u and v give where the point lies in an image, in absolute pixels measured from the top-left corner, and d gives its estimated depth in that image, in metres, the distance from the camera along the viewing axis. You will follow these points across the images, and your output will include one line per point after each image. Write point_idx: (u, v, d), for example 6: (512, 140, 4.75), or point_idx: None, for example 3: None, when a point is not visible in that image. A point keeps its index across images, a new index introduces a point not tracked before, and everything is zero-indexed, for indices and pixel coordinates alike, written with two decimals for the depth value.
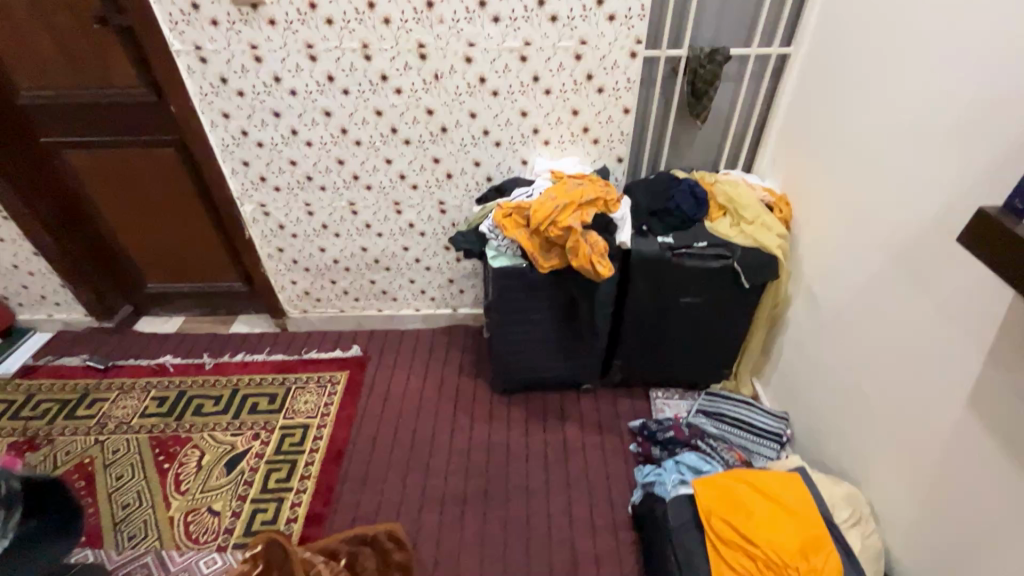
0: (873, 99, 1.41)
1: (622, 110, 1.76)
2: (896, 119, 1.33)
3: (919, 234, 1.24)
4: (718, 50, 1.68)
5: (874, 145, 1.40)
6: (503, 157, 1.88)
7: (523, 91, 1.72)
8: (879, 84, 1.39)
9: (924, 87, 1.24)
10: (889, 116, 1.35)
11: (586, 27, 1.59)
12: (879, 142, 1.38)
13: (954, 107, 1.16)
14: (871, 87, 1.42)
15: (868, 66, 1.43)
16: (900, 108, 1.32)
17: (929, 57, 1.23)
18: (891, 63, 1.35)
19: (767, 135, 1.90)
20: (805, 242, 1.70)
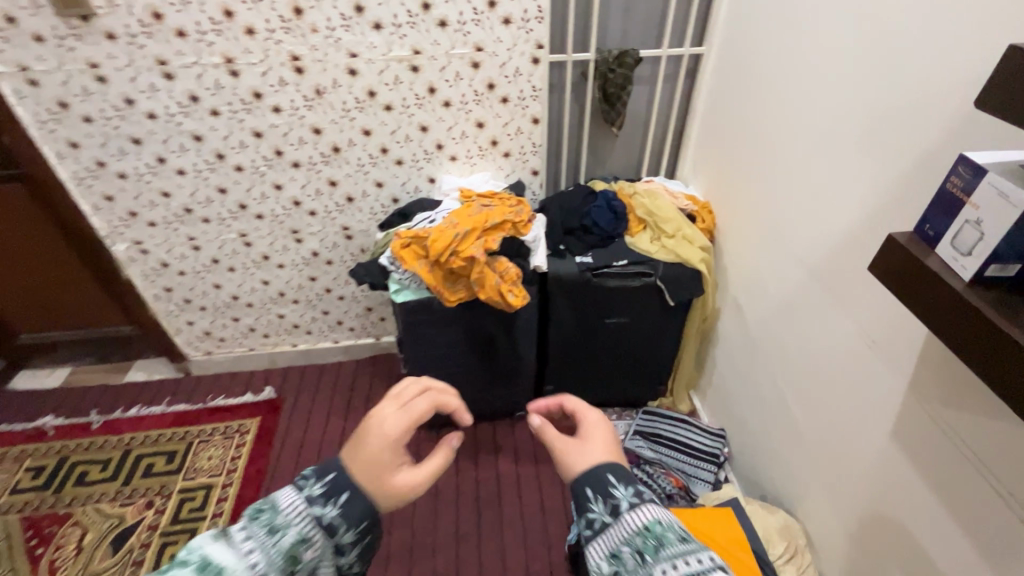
0: (785, 102, 1.32)
1: (530, 120, 1.62)
2: (806, 124, 1.24)
3: (833, 249, 1.15)
4: (627, 52, 1.56)
5: (787, 151, 1.31)
6: (407, 177, 1.71)
7: (419, 104, 1.55)
8: (790, 86, 1.30)
9: (832, 91, 1.15)
10: (799, 121, 1.26)
11: (481, 32, 1.43)
12: (792, 149, 1.29)
13: (861, 112, 1.07)
14: (782, 89, 1.33)
15: (779, 67, 1.34)
16: (810, 112, 1.23)
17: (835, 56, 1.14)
18: (800, 64, 1.26)
19: (688, 139, 1.80)
20: (729, 253, 1.62)
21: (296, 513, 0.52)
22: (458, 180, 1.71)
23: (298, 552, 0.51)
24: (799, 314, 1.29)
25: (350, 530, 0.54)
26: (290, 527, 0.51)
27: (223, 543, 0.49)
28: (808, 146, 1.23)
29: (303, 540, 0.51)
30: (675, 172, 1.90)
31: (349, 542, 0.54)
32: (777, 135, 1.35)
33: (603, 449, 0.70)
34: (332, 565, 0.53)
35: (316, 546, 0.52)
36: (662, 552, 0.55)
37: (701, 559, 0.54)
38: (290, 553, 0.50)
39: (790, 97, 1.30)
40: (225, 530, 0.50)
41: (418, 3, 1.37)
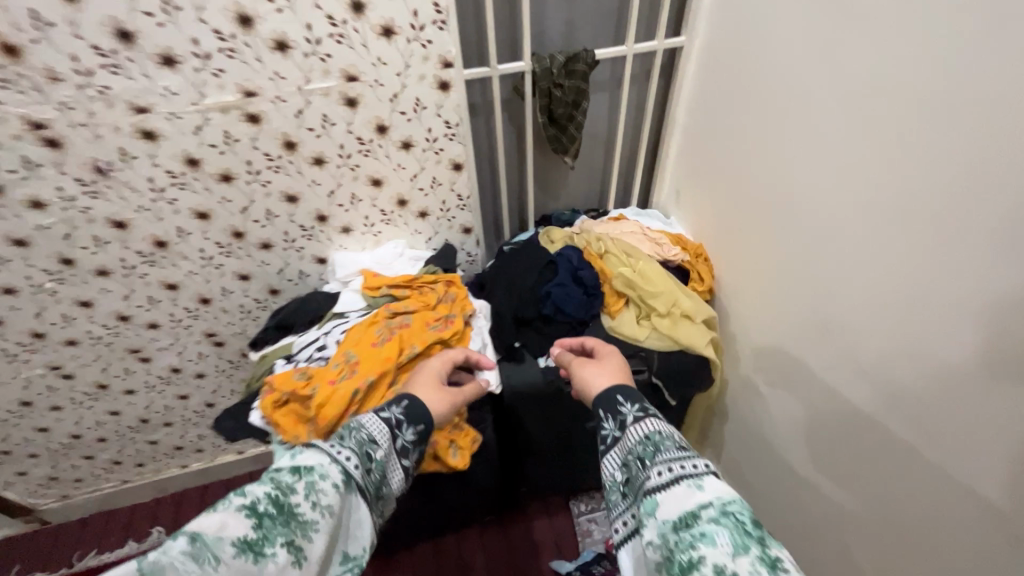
0: (824, 132, 0.87)
1: (450, 167, 1.12)
2: (869, 175, 0.80)
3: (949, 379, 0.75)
4: (577, 56, 1.07)
5: (831, 207, 0.88)
6: (283, 262, 1.18)
7: (274, 167, 1.01)
8: (833, 108, 0.84)
9: (919, 131, 0.71)
10: (855, 166, 0.82)
11: (349, 52, 0.89)
12: (842, 207, 0.86)
13: (986, 181, 0.65)
14: (817, 112, 0.87)
15: (814, 75, 0.87)
16: (874, 158, 0.79)
17: (927, 75, 0.69)
18: (852, 77, 0.80)
19: (664, 157, 1.34)
20: (737, 318, 1.21)
21: (371, 425, 0.76)
22: (360, 259, 1.20)
23: (369, 450, 0.73)
24: (866, 441, 0.91)
25: (407, 431, 0.79)
26: (361, 434, 0.74)
27: (311, 450, 0.68)
28: (876, 210, 0.80)
29: (372, 442, 0.74)
30: (649, 196, 1.46)
31: (407, 441, 0.79)
32: (811, 177, 0.91)
33: (612, 376, 0.88)
34: (398, 459, 0.77)
35: (383, 447, 0.75)
36: (659, 459, 0.70)
37: (693, 464, 0.68)
38: (363, 452, 0.72)
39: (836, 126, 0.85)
40: (308, 445, 0.69)
41: (231, 17, 0.81)
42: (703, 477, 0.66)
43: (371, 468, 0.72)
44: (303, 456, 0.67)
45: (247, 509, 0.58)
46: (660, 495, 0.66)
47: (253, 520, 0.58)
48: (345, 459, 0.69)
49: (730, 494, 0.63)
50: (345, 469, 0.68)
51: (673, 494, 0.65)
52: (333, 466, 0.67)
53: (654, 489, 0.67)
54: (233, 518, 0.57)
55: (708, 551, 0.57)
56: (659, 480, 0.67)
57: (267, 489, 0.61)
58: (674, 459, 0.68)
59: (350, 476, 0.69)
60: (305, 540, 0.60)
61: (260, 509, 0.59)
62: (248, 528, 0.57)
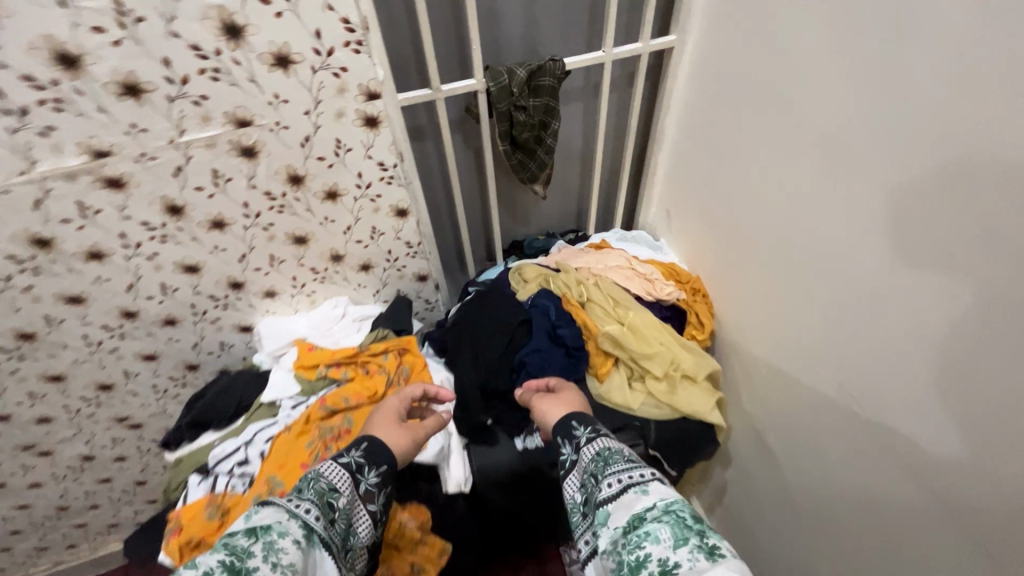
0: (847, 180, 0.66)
1: (392, 214, 0.90)
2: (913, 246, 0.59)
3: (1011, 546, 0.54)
4: (540, 70, 0.84)
5: (859, 277, 0.67)
6: (198, 336, 0.97)
7: (161, 237, 0.78)
8: (863, 149, 0.63)
9: (998, 206, 0.49)
10: (893, 231, 0.61)
11: (234, 91, 0.66)
12: (874, 282, 0.65)
13: None
14: (841, 152, 0.66)
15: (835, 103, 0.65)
16: (923, 228, 0.57)
17: (1013, 123, 0.46)
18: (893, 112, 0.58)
19: (653, 173, 1.14)
20: (741, 369, 1.03)
21: (331, 472, 0.64)
22: (297, 324, 0.99)
23: (331, 501, 0.61)
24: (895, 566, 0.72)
25: (372, 473, 0.67)
26: (319, 483, 0.62)
27: (268, 508, 0.56)
28: (922, 294, 0.59)
29: (334, 489, 0.62)
30: (636, 214, 1.26)
31: (373, 484, 0.67)
32: (830, 235, 0.70)
33: (564, 402, 0.82)
34: (364, 505, 0.65)
35: (346, 494, 0.63)
36: (609, 470, 0.64)
37: (640, 472, 0.63)
38: (324, 501, 0.60)
39: None
40: (265, 504, 0.57)
41: (47, 59, 0.57)
42: (648, 483, 0.61)
43: (335, 519, 0.60)
44: (259, 515, 0.54)
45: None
46: (611, 505, 0.61)
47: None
48: (304, 512, 0.57)
49: (672, 496, 0.59)
50: (305, 524, 0.56)
51: (622, 501, 0.60)
52: (294, 522, 0.55)
53: (606, 500, 0.62)
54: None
55: (653, 548, 0.54)
56: (611, 490, 0.63)
57: (220, 558, 0.48)
58: (622, 470, 0.64)
59: (314, 531, 0.56)
60: None
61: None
62: None
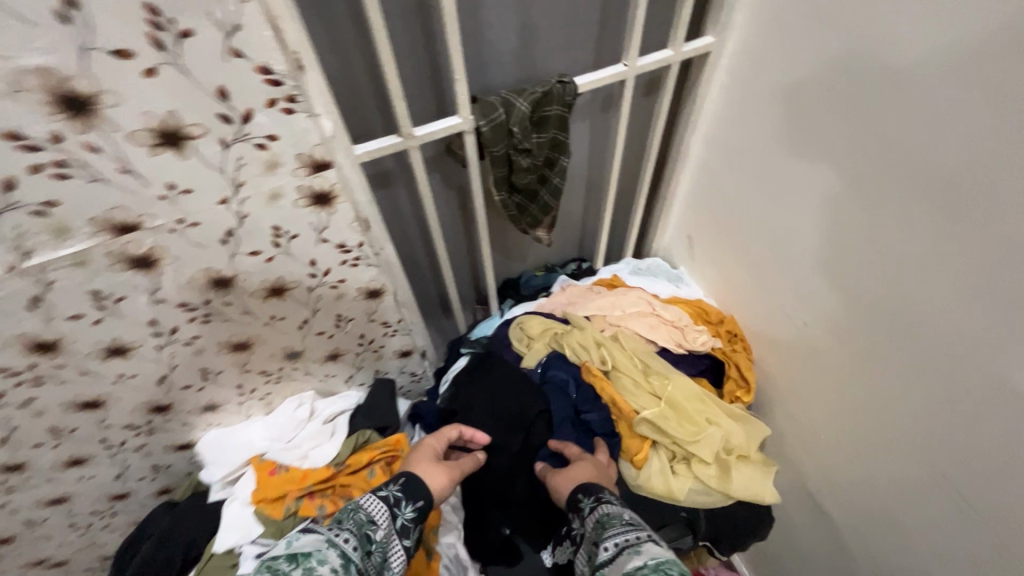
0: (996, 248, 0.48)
1: (361, 296, 0.68)
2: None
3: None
4: (545, 97, 0.63)
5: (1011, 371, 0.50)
6: (121, 467, 0.74)
7: (34, 380, 0.55)
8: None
9: None
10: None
11: (100, 188, 0.42)
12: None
13: None
14: (991, 210, 0.47)
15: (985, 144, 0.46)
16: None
17: None
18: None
19: (670, 195, 0.95)
20: (791, 427, 0.88)
21: (370, 502, 0.53)
22: (253, 436, 0.78)
23: (369, 532, 0.50)
24: None
25: (411, 507, 0.54)
26: (358, 514, 0.51)
27: (308, 532, 0.47)
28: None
29: (372, 522, 0.51)
30: (648, 238, 1.07)
31: (410, 518, 0.54)
32: (963, 312, 0.52)
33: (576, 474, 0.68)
34: (399, 539, 0.52)
35: (385, 526, 0.51)
36: (607, 532, 0.53)
37: (635, 533, 0.52)
38: (363, 531, 0.49)
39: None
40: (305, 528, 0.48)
41: None
42: (644, 545, 0.50)
43: (372, 553, 0.49)
44: (301, 540, 0.46)
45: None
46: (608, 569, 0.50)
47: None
48: (343, 541, 0.47)
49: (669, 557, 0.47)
50: (344, 555, 0.46)
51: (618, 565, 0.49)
52: (333, 549, 0.46)
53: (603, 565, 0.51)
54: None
55: None
56: (607, 554, 0.51)
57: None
58: (617, 530, 0.53)
59: (353, 563, 0.46)
60: None
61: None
62: None
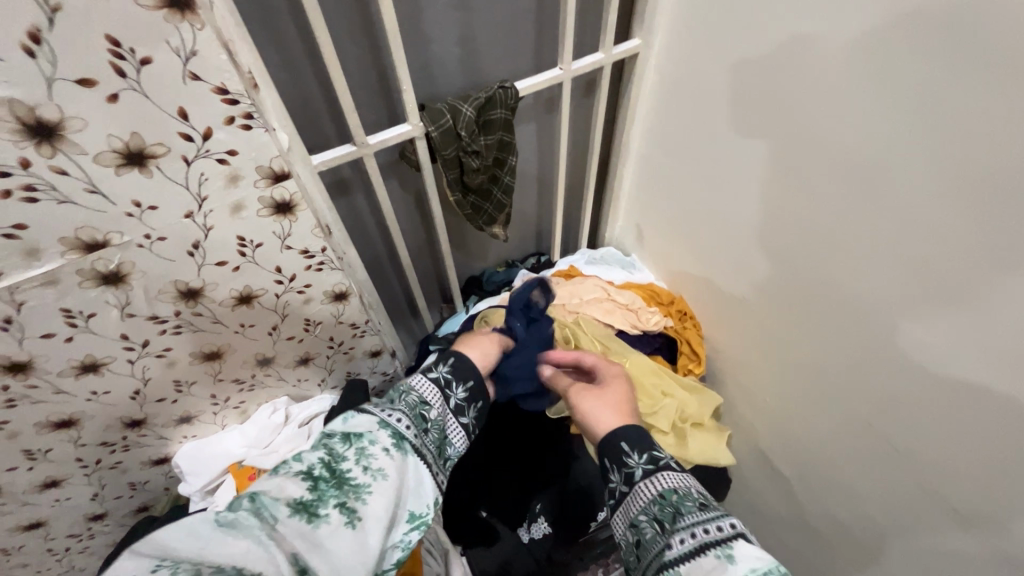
0: (879, 214, 0.56)
1: (328, 299, 0.71)
2: (983, 296, 0.49)
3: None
4: (490, 99, 0.67)
5: (904, 319, 0.57)
6: (98, 486, 0.75)
7: (6, 402, 0.56)
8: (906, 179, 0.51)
9: None
10: (952, 281, 0.51)
11: (68, 210, 0.44)
12: (924, 324, 0.55)
13: None
14: (874, 181, 0.54)
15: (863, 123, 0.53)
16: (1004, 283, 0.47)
17: None
18: (956, 137, 0.46)
19: (617, 186, 1.01)
20: (741, 390, 0.95)
21: (420, 384, 0.55)
22: (229, 445, 0.80)
23: (422, 413, 0.52)
24: None
25: (461, 390, 0.57)
26: (410, 395, 0.53)
27: (360, 414, 0.49)
28: (998, 351, 0.50)
29: (423, 402, 0.53)
30: (601, 229, 1.13)
31: (462, 400, 0.57)
32: (864, 273, 0.59)
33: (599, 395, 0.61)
34: (456, 418, 0.55)
35: (438, 407, 0.54)
36: (682, 521, 0.45)
37: (717, 523, 0.43)
38: (416, 412, 0.51)
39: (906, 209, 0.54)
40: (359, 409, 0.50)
41: None
42: (733, 541, 0.42)
43: (428, 432, 0.51)
44: (356, 419, 0.48)
45: (303, 473, 0.41)
46: (683, 568, 0.42)
47: (308, 483, 0.40)
48: (395, 420, 0.49)
49: (766, 561, 0.40)
50: (397, 434, 0.48)
51: (699, 562, 0.41)
52: (384, 430, 0.47)
53: (676, 561, 0.43)
54: (287, 479, 0.40)
55: None
56: (683, 547, 0.43)
57: (319, 454, 0.43)
58: (698, 520, 0.44)
59: (407, 441, 0.48)
60: (363, 504, 0.41)
61: (314, 474, 0.41)
62: (300, 487, 0.40)
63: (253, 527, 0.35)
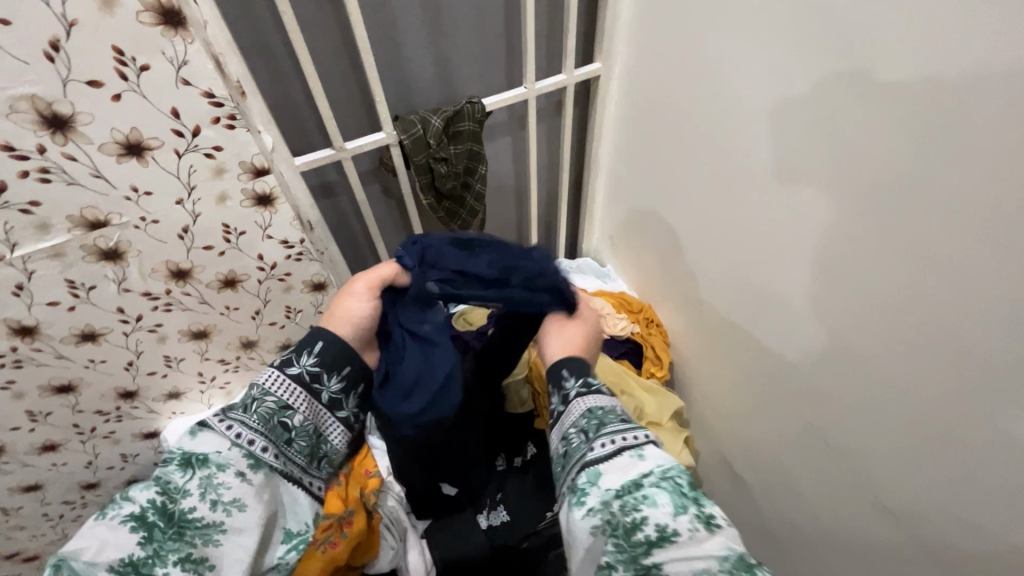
0: (808, 215, 0.61)
1: (307, 288, 0.78)
2: (893, 288, 0.55)
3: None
4: (459, 114, 0.76)
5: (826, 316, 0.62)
6: (92, 454, 0.82)
7: (14, 363, 0.63)
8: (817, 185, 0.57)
9: (973, 265, 0.47)
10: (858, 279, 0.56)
11: (75, 191, 0.52)
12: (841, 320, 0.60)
13: None
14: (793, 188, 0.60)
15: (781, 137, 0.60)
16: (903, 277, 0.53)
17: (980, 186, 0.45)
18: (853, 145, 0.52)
19: (591, 200, 1.08)
20: (703, 395, 1.00)
21: (278, 385, 0.56)
22: None
23: (283, 420, 0.56)
24: None
25: (334, 381, 0.59)
26: (267, 400, 0.55)
27: (204, 432, 0.54)
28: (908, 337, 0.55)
29: (286, 408, 0.56)
30: (578, 241, 1.20)
31: (335, 392, 0.59)
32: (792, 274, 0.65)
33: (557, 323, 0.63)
34: (331, 413, 0.60)
35: (303, 411, 0.57)
36: (605, 429, 0.54)
37: (632, 432, 0.54)
38: (274, 422, 0.55)
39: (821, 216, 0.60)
40: (205, 423, 0.55)
41: None
42: (644, 446, 0.53)
43: (290, 441, 0.57)
44: (200, 441, 0.53)
45: (132, 519, 0.48)
46: (603, 466, 0.52)
47: (141, 533, 0.48)
48: (247, 443, 0.53)
49: (669, 460, 0.53)
50: (250, 454, 0.53)
51: (615, 462, 0.52)
52: (235, 452, 0.53)
53: (598, 460, 0.52)
54: (120, 531, 0.48)
55: (651, 513, 0.48)
56: (604, 450, 0.53)
57: (152, 492, 0.50)
58: (623, 427, 0.54)
59: (264, 461, 0.54)
60: (209, 545, 0.50)
61: (149, 520, 0.49)
62: (134, 543, 0.48)
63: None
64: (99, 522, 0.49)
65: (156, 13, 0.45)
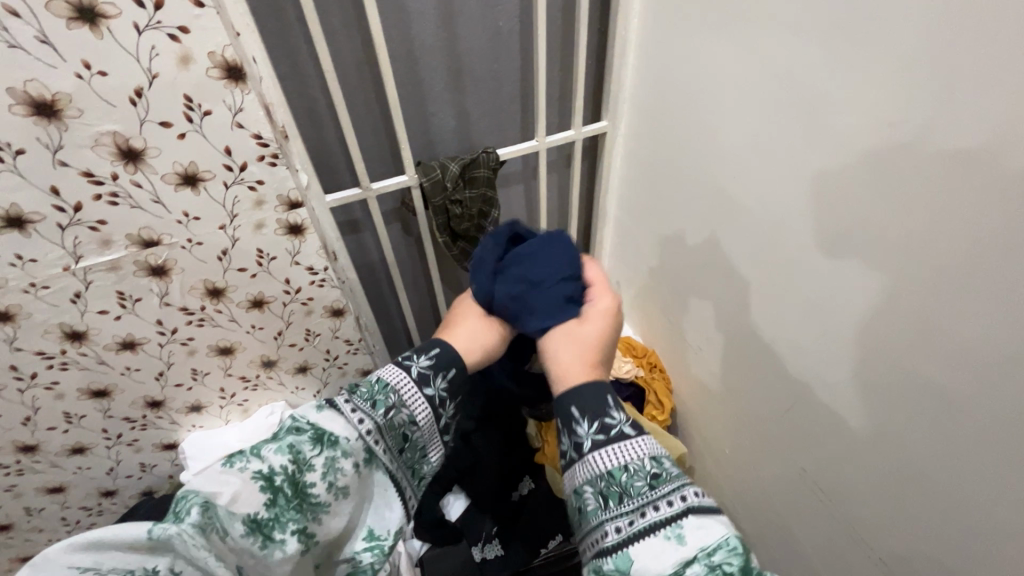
0: (792, 260, 0.66)
1: (327, 314, 0.85)
2: (870, 332, 0.58)
3: None
4: (475, 162, 0.84)
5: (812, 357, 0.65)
6: (114, 460, 0.87)
7: (61, 365, 0.70)
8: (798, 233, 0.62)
9: (935, 310, 0.51)
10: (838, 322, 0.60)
11: (135, 213, 0.61)
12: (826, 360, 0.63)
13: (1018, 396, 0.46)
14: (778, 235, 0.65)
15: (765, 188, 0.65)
16: (881, 319, 0.56)
17: (936, 238, 0.49)
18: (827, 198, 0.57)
19: (599, 246, 1.14)
20: (704, 441, 1.00)
21: (415, 400, 0.56)
22: (228, 438, 0.92)
23: (405, 431, 0.57)
24: None
25: (451, 407, 0.60)
26: (401, 412, 0.55)
27: (332, 410, 0.55)
28: (889, 378, 0.58)
29: (412, 422, 0.57)
30: None
31: (450, 418, 0.60)
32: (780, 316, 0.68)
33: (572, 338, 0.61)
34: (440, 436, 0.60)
35: (424, 428, 0.58)
36: (630, 500, 0.46)
37: (667, 498, 0.46)
38: (398, 433, 0.56)
39: (804, 262, 0.64)
40: (334, 401, 0.56)
41: None
42: (682, 519, 0.45)
43: (403, 449, 0.58)
44: (329, 423, 0.54)
45: (262, 479, 0.50)
46: (631, 548, 0.44)
47: (269, 494, 0.50)
48: (375, 444, 0.55)
49: (716, 536, 0.43)
50: (371, 452, 0.55)
51: (646, 544, 0.44)
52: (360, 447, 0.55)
53: (625, 541, 0.45)
54: (244, 492, 0.49)
55: None
56: (630, 529, 0.45)
57: (285, 457, 0.51)
58: (648, 497, 0.46)
59: (376, 460, 0.56)
60: (318, 522, 0.53)
61: (275, 483, 0.50)
62: (261, 504, 0.50)
63: (192, 547, 0.43)
64: (228, 470, 0.50)
65: (222, 69, 0.55)
